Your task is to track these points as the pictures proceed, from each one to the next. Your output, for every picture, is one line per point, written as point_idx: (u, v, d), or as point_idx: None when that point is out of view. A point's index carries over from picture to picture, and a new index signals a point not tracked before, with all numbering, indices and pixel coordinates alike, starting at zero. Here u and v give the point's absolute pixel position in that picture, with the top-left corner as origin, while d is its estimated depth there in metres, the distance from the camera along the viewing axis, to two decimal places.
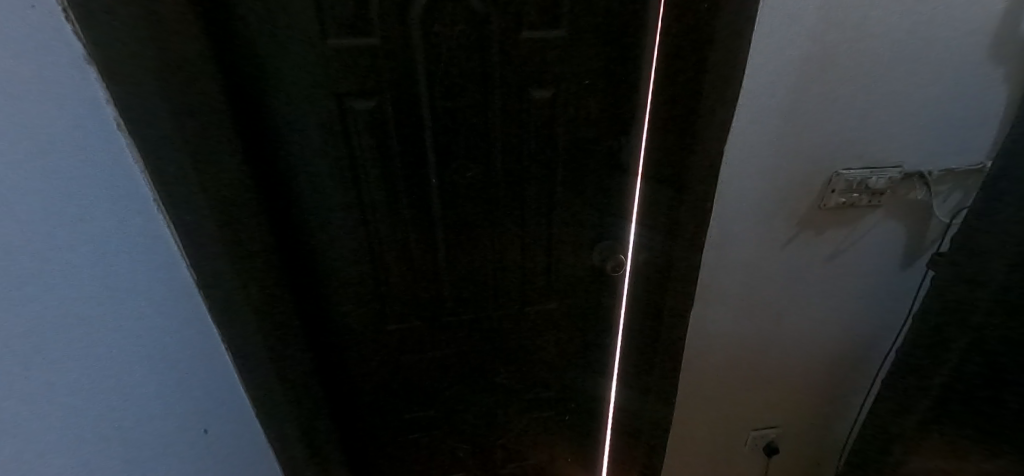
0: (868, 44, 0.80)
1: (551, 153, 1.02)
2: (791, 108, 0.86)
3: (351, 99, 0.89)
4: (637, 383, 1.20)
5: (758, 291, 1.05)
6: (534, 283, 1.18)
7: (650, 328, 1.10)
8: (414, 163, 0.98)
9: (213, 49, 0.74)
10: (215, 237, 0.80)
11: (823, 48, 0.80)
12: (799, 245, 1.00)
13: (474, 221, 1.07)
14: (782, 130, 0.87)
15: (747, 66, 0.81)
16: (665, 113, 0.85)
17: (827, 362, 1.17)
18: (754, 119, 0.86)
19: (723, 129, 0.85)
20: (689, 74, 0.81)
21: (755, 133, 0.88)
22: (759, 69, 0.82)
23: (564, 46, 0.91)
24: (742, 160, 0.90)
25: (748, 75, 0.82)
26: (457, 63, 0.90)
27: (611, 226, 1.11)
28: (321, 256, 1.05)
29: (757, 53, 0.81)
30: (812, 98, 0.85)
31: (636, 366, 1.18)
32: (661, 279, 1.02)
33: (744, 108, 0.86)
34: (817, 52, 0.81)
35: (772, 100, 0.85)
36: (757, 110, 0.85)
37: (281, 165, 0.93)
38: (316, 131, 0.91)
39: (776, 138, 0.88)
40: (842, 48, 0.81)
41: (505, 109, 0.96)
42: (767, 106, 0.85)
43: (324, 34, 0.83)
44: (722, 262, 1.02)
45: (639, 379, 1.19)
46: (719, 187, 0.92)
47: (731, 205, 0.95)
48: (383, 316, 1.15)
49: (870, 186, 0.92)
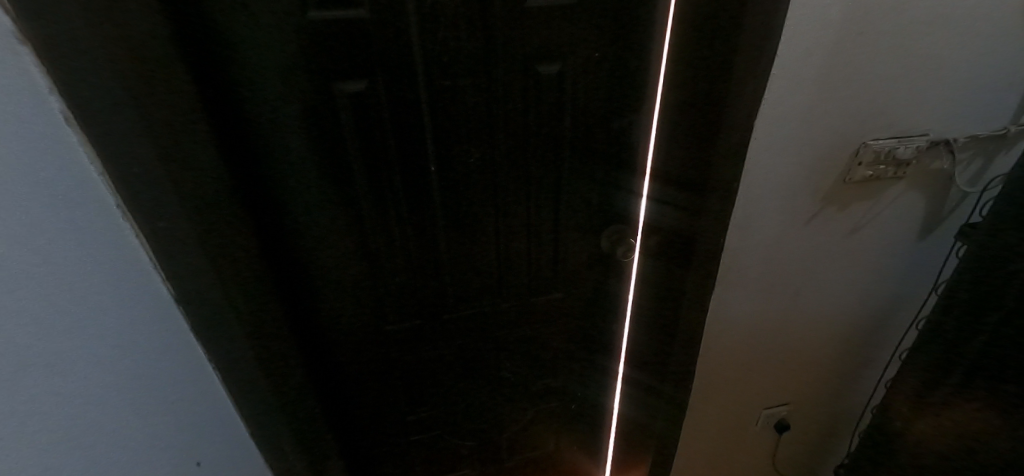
0: (907, 4, 0.75)
1: (557, 134, 0.94)
2: (823, 76, 0.80)
3: (339, 81, 0.79)
4: (650, 360, 1.20)
5: (778, 270, 1.01)
6: (539, 273, 1.12)
7: (666, 302, 1.09)
8: (411, 150, 0.89)
9: (174, 25, 0.62)
10: (204, 241, 0.71)
11: (860, 9, 0.74)
12: (823, 221, 0.96)
13: (473, 211, 1.00)
14: (811, 101, 0.82)
15: (783, 32, 0.75)
16: (686, 84, 0.80)
17: (841, 338, 1.15)
18: (784, 90, 0.80)
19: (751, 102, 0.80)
20: (715, 40, 0.75)
21: (785, 105, 0.82)
22: (793, 35, 0.76)
23: (572, 14, 0.83)
24: (770, 134, 0.85)
25: (783, 41, 0.76)
26: (455, 35, 0.80)
27: (621, 209, 1.05)
28: (310, 256, 0.95)
29: (794, 16, 0.74)
30: (846, 66, 0.79)
31: (651, 344, 1.17)
32: (687, 255, 1.00)
33: (775, 78, 0.79)
34: (855, 13, 0.75)
35: (805, 68, 0.79)
36: (787, 79, 0.79)
37: (261, 160, 0.83)
38: (297, 119, 0.81)
39: (805, 109, 0.83)
40: (881, 8, 0.75)
41: (508, 85, 0.87)
42: (798, 75, 0.79)
43: (305, 4, 0.72)
44: (743, 244, 0.97)
45: (652, 356, 1.19)
46: (745, 164, 0.87)
47: (756, 183, 0.90)
48: (379, 316, 1.07)
49: (897, 157, 0.88)
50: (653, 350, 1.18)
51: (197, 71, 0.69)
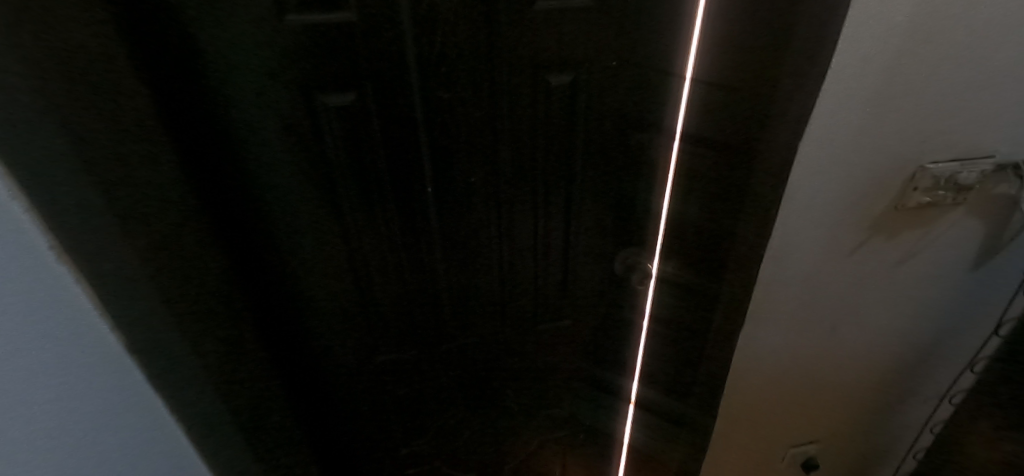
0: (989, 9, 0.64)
1: (569, 152, 0.85)
2: (880, 93, 0.70)
3: (322, 92, 0.70)
4: (666, 389, 1.11)
5: (817, 302, 0.92)
6: (547, 299, 1.03)
7: (686, 329, 1.01)
8: (405, 169, 0.80)
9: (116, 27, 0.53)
10: (170, 279, 0.61)
11: (930, 13, 0.64)
12: (869, 251, 0.86)
13: (475, 232, 0.91)
14: (865, 119, 0.73)
15: (836, 41, 0.66)
16: None
17: (882, 374, 1.05)
18: (835, 107, 0.71)
19: (792, 110, 0.71)
20: (750, 44, 0.69)
21: (834, 124, 0.73)
22: (849, 45, 0.66)
23: (588, 17, 0.72)
24: (814, 156, 0.76)
25: (837, 52, 0.67)
26: (456, 42, 0.70)
27: (637, 234, 0.95)
28: (294, 283, 0.87)
29: (852, 24, 0.65)
30: (908, 81, 0.69)
31: (665, 372, 1.09)
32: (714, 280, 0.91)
33: (825, 94, 0.70)
34: (924, 21, 0.64)
35: (860, 83, 0.69)
36: (841, 90, 0.70)
37: (238, 181, 0.74)
38: (278, 133, 0.72)
39: (857, 128, 0.73)
40: (956, 15, 0.64)
41: (514, 98, 0.78)
42: (851, 91, 0.70)
43: (283, 5, 0.62)
44: (778, 273, 0.88)
45: (669, 385, 1.10)
46: (783, 187, 0.79)
47: (796, 208, 0.81)
48: (371, 347, 0.98)
49: (959, 182, 0.78)
50: (671, 379, 1.09)
51: (148, 80, 0.59)
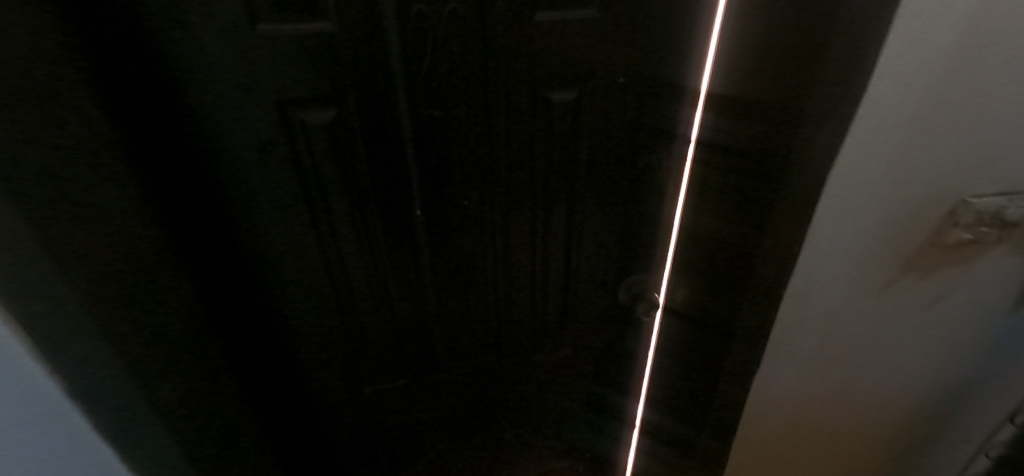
0: None
1: (571, 173, 0.80)
2: (920, 121, 0.63)
3: (299, 109, 0.64)
4: (671, 419, 1.07)
5: (840, 340, 0.86)
6: (546, 326, 0.98)
7: (693, 353, 0.96)
8: (391, 193, 0.75)
9: (75, 46, 0.47)
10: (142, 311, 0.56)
11: (984, 32, 0.56)
12: (901, 288, 0.79)
13: (470, 258, 0.86)
14: (901, 149, 0.66)
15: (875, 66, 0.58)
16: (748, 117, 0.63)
17: (908, 414, 0.98)
18: (868, 137, 0.65)
19: (823, 138, 0.65)
20: (772, 64, 0.61)
21: (866, 155, 0.66)
22: (887, 71, 0.59)
23: (594, 29, 0.66)
24: (843, 189, 0.69)
25: (873, 77, 0.60)
26: (448, 57, 0.64)
27: (640, 258, 0.91)
28: (275, 310, 0.82)
29: (891, 47, 0.58)
30: (952, 108, 0.62)
31: (670, 401, 1.05)
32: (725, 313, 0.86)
33: (858, 122, 0.63)
34: (974, 43, 0.57)
35: (898, 111, 0.62)
36: (878, 116, 0.63)
37: (210, 204, 0.69)
38: (253, 152, 0.66)
39: (893, 159, 0.67)
40: (1012, 34, 0.56)
41: (511, 116, 0.72)
42: (887, 120, 0.63)
43: (252, 14, 0.56)
44: (799, 309, 0.83)
45: (673, 413, 1.06)
46: (808, 222, 0.73)
47: (822, 243, 0.75)
48: (360, 375, 0.93)
49: (1006, 218, 0.70)
50: (674, 404, 1.05)
51: (113, 100, 0.53)
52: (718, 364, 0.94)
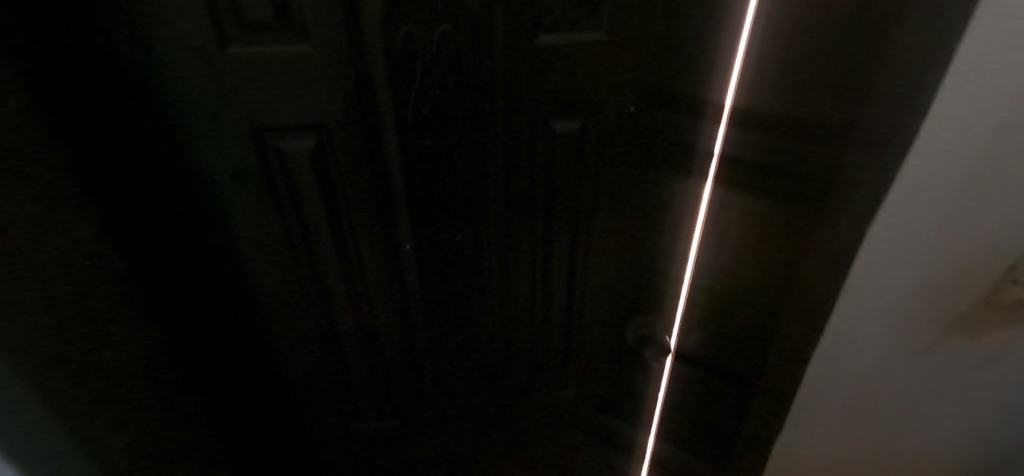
0: None
1: (576, 208, 0.74)
2: (974, 167, 0.59)
3: (277, 139, 0.59)
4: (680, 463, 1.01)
5: (877, 390, 0.80)
6: (547, 365, 0.92)
7: (706, 400, 0.89)
8: (378, 228, 0.70)
9: (48, 69, 0.42)
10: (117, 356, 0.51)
11: None
12: (945, 337, 0.74)
13: (465, 296, 0.81)
14: (951, 195, 0.61)
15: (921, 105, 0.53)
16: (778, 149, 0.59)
17: (944, 463, 0.93)
18: (916, 181, 0.60)
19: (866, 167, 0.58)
20: (801, 94, 0.56)
21: (912, 201, 0.62)
22: (938, 112, 0.55)
23: (601, 56, 0.61)
24: (887, 235, 0.65)
25: (925, 120, 0.55)
26: (440, 86, 0.59)
27: (651, 296, 0.85)
28: (260, 342, 0.78)
29: (945, 87, 0.53)
30: (1008, 154, 0.58)
31: (679, 446, 0.98)
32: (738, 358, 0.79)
33: (906, 167, 0.59)
34: None
35: (950, 155, 0.58)
36: (925, 145, 0.57)
37: (188, 234, 0.65)
38: (228, 180, 0.61)
39: (942, 205, 0.62)
40: None
41: (510, 147, 0.67)
42: (938, 164, 0.59)
43: (223, 34, 0.52)
44: (834, 358, 0.77)
45: (682, 459, 0.99)
46: (847, 270, 0.67)
47: (861, 290, 0.70)
48: (348, 412, 0.89)
49: None
50: (683, 451, 0.98)
51: (85, 130, 0.48)
52: (731, 411, 0.88)
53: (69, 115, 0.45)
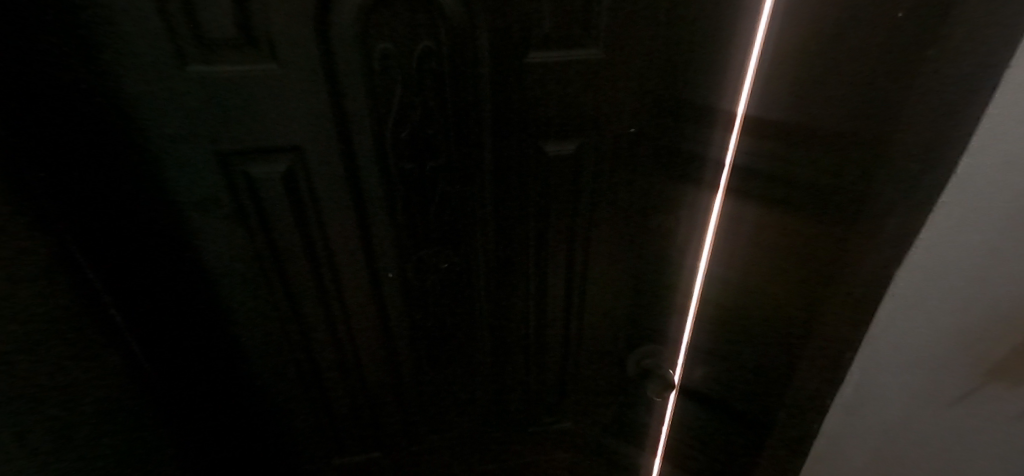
0: None
1: (572, 234, 0.69)
2: None
3: (245, 163, 0.55)
4: None
5: (911, 455, 0.68)
6: (543, 397, 0.87)
7: (711, 441, 0.82)
8: (359, 257, 0.65)
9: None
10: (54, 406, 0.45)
11: None
12: (1005, 404, 0.59)
13: (455, 325, 0.76)
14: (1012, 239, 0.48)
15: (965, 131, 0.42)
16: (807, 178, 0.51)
17: None
18: (958, 224, 0.48)
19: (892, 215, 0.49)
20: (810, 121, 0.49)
21: (955, 246, 0.49)
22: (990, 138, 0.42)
23: (598, 74, 0.56)
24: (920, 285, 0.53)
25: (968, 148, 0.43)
26: (422, 106, 0.55)
27: (654, 325, 0.80)
28: (244, 371, 0.72)
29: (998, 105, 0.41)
30: None
31: None
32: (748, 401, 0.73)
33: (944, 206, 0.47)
34: None
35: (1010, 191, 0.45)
36: (971, 188, 0.45)
37: (162, 261, 0.60)
38: (194, 206, 0.57)
39: (999, 251, 0.49)
40: None
41: (500, 170, 0.62)
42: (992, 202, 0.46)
43: (183, 51, 0.48)
44: (854, 418, 0.66)
45: None
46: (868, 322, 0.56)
47: (887, 346, 0.58)
48: (331, 445, 0.84)
49: None
50: None
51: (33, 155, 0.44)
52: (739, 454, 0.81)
53: (7, 127, 0.40)
